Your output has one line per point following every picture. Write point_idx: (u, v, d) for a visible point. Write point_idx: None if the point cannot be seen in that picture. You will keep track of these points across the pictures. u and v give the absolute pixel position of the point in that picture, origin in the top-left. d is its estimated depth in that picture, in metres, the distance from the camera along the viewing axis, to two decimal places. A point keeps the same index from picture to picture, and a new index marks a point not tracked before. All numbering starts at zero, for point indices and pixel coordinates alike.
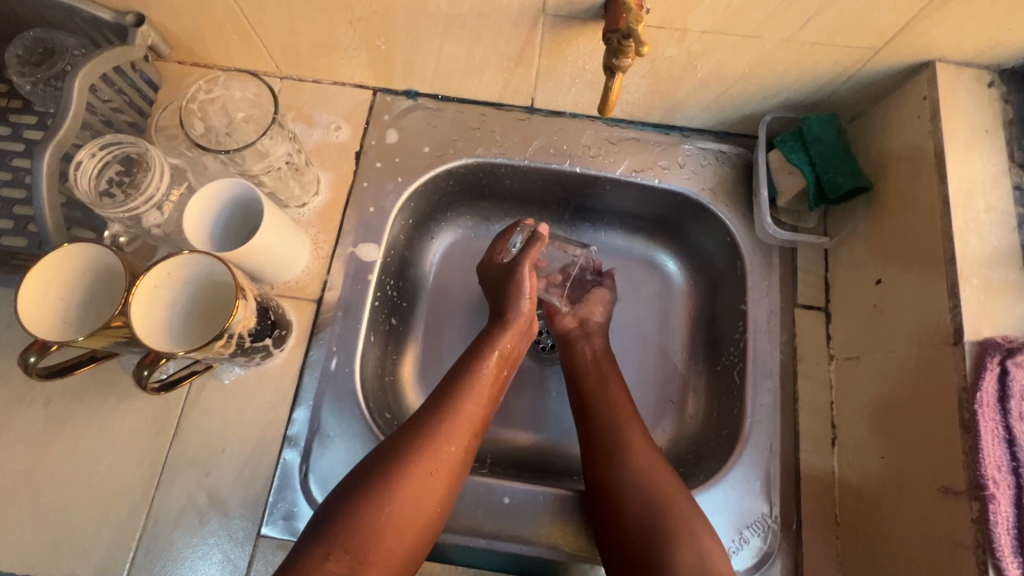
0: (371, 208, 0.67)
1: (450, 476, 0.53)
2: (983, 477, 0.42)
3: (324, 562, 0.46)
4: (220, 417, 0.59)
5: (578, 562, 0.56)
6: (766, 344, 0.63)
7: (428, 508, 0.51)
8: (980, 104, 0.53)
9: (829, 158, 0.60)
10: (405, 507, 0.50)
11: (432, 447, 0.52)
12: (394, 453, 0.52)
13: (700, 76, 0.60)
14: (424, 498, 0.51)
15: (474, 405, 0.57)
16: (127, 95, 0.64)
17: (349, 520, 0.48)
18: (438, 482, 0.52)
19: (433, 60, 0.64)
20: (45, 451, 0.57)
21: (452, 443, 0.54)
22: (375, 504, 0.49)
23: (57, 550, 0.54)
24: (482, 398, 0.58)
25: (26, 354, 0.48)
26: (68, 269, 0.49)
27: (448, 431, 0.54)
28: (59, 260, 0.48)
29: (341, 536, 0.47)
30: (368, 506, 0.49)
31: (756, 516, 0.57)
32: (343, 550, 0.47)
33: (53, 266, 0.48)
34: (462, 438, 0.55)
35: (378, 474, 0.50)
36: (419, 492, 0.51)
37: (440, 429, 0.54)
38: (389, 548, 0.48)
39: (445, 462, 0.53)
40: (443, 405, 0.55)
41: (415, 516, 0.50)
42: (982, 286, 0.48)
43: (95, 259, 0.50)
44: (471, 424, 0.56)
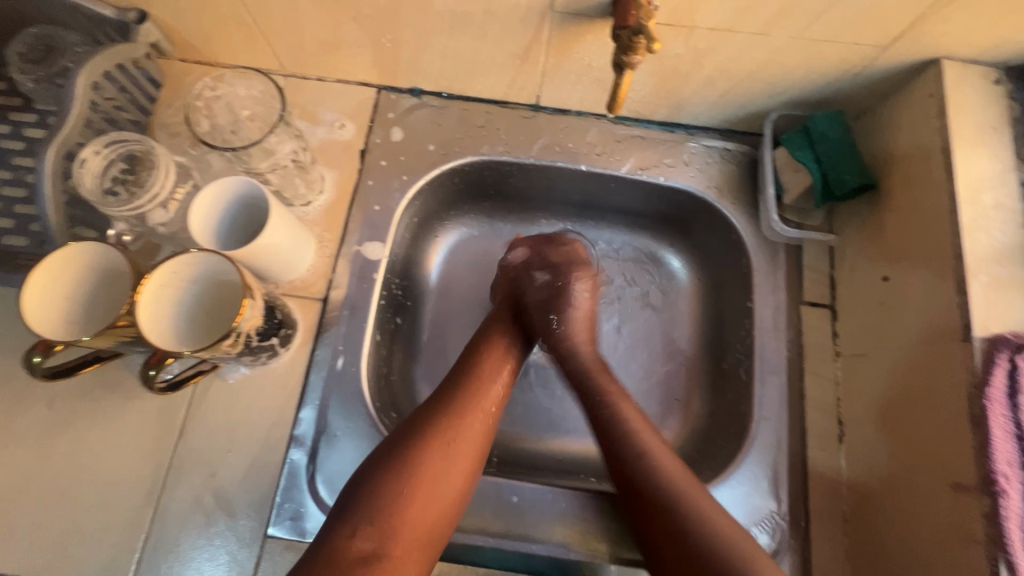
0: (376, 207, 0.66)
1: (472, 451, 0.53)
2: (994, 472, 0.42)
3: (352, 538, 0.46)
4: (225, 417, 0.58)
5: (588, 561, 0.56)
6: (772, 341, 0.63)
7: (452, 483, 0.51)
8: (987, 101, 0.53)
9: (835, 156, 0.61)
10: (428, 479, 0.50)
11: (450, 420, 0.53)
12: (416, 429, 0.52)
13: (706, 73, 0.60)
14: (447, 471, 0.51)
15: (489, 384, 0.58)
16: (129, 93, 0.63)
17: (373, 495, 0.48)
18: (461, 456, 0.52)
19: (439, 57, 0.63)
20: (50, 452, 0.57)
21: (471, 418, 0.54)
22: (399, 478, 0.49)
23: (61, 552, 0.54)
24: (497, 378, 0.59)
25: (31, 355, 0.47)
26: (75, 269, 0.49)
27: (467, 407, 0.55)
28: (66, 260, 0.48)
29: (366, 511, 0.47)
30: (392, 481, 0.49)
31: (764, 513, 0.57)
32: (370, 524, 0.46)
33: (59, 265, 0.48)
34: (480, 415, 0.55)
35: (402, 448, 0.51)
36: (442, 464, 0.51)
37: (458, 404, 0.55)
38: (415, 522, 0.48)
39: (467, 436, 0.53)
40: (459, 384, 0.57)
41: (438, 489, 0.50)
42: (990, 282, 0.48)
43: (101, 258, 0.49)
44: (487, 401, 0.57)
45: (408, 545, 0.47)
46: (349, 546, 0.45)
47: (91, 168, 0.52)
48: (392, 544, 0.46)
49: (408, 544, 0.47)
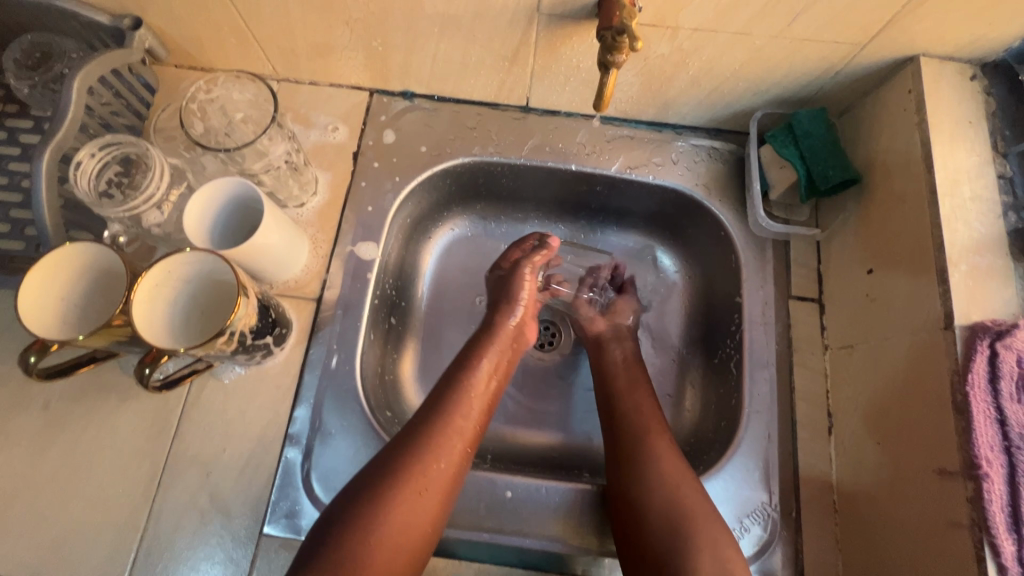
0: (369, 207, 0.67)
1: (440, 495, 0.52)
2: (977, 456, 0.43)
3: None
4: (220, 416, 0.59)
5: (582, 554, 0.56)
6: (761, 334, 0.64)
7: (418, 529, 0.50)
8: (964, 97, 0.55)
9: (818, 152, 0.62)
10: (395, 527, 0.49)
11: (416, 464, 0.52)
12: (384, 472, 0.51)
13: (691, 73, 0.61)
14: (415, 516, 0.50)
15: (464, 420, 0.56)
16: (124, 98, 0.64)
17: (338, 543, 0.47)
18: (429, 501, 0.51)
19: (430, 60, 0.64)
20: (45, 453, 0.57)
21: (443, 460, 0.53)
22: (363, 528, 0.48)
23: (57, 552, 0.54)
24: (473, 414, 0.57)
25: (26, 354, 0.48)
26: (70, 267, 0.49)
27: (439, 447, 0.53)
28: (61, 258, 0.48)
29: (329, 561, 0.46)
30: (357, 530, 0.47)
31: (755, 505, 0.57)
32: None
33: (54, 264, 0.48)
34: (452, 455, 0.54)
35: (367, 494, 0.49)
36: (409, 512, 0.50)
37: (430, 444, 0.53)
38: (381, 569, 0.47)
39: (435, 480, 0.52)
40: (432, 420, 0.55)
41: (404, 538, 0.49)
42: (970, 271, 0.49)
43: (97, 256, 0.50)
44: (462, 439, 0.55)
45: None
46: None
47: (86, 170, 0.53)
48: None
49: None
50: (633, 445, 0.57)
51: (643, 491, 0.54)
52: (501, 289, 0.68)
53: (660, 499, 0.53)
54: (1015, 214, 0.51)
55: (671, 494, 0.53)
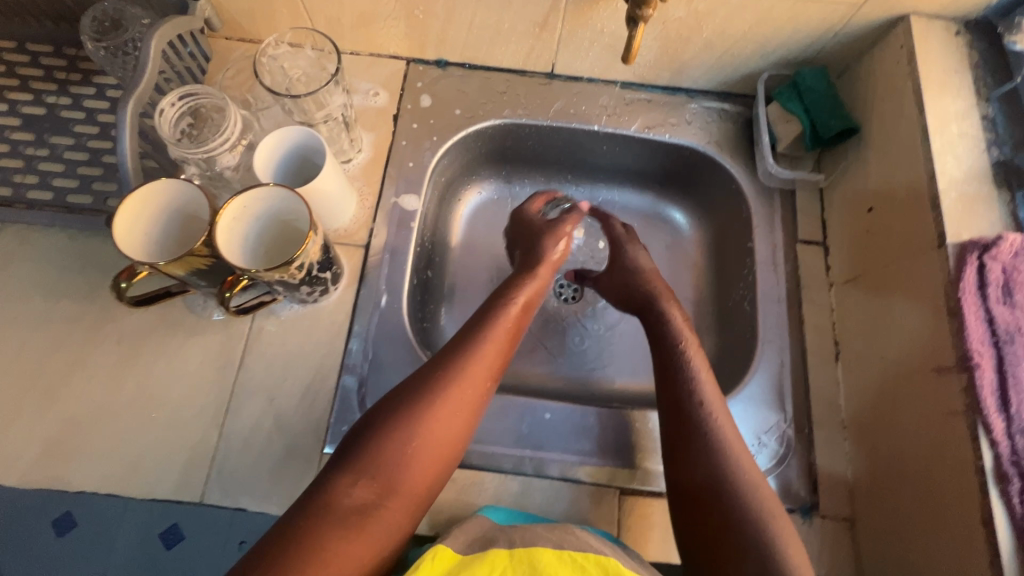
0: (410, 163, 0.73)
1: (471, 415, 0.54)
2: (969, 350, 0.49)
3: (350, 490, 0.47)
4: (280, 350, 0.64)
5: (616, 469, 0.62)
6: (772, 274, 0.70)
7: (450, 443, 0.52)
8: (950, 50, 0.61)
9: (820, 105, 0.68)
10: (429, 441, 0.51)
11: (452, 384, 0.53)
12: (419, 389, 0.52)
13: (705, 36, 0.68)
14: (447, 433, 0.52)
15: (495, 348, 0.58)
16: (185, 64, 0.69)
17: (375, 451, 0.49)
18: (463, 419, 0.53)
19: (466, 28, 0.71)
20: (120, 385, 0.62)
21: (475, 384, 0.55)
22: (401, 439, 0.50)
23: (136, 471, 0.59)
24: (502, 343, 0.59)
25: (117, 282, 0.53)
26: (161, 202, 0.54)
27: (472, 370, 0.55)
28: (152, 194, 0.54)
29: (368, 467, 0.48)
30: (393, 439, 0.50)
31: (772, 423, 0.63)
32: (369, 480, 0.48)
33: (147, 199, 0.54)
34: (483, 379, 0.56)
35: (405, 408, 0.51)
36: (443, 429, 0.52)
37: (464, 368, 0.55)
38: (414, 478, 0.50)
39: (469, 401, 0.54)
40: (466, 347, 0.56)
41: (436, 451, 0.51)
42: (959, 198, 0.55)
43: (182, 192, 0.55)
44: (491, 366, 0.57)
45: (405, 499, 0.49)
46: (347, 495, 0.47)
47: (167, 117, 0.58)
48: (389, 498, 0.48)
49: (405, 498, 0.49)
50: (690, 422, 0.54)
51: (693, 437, 0.54)
52: (536, 234, 0.71)
53: (706, 449, 0.53)
54: (997, 149, 0.58)
55: (718, 442, 0.53)
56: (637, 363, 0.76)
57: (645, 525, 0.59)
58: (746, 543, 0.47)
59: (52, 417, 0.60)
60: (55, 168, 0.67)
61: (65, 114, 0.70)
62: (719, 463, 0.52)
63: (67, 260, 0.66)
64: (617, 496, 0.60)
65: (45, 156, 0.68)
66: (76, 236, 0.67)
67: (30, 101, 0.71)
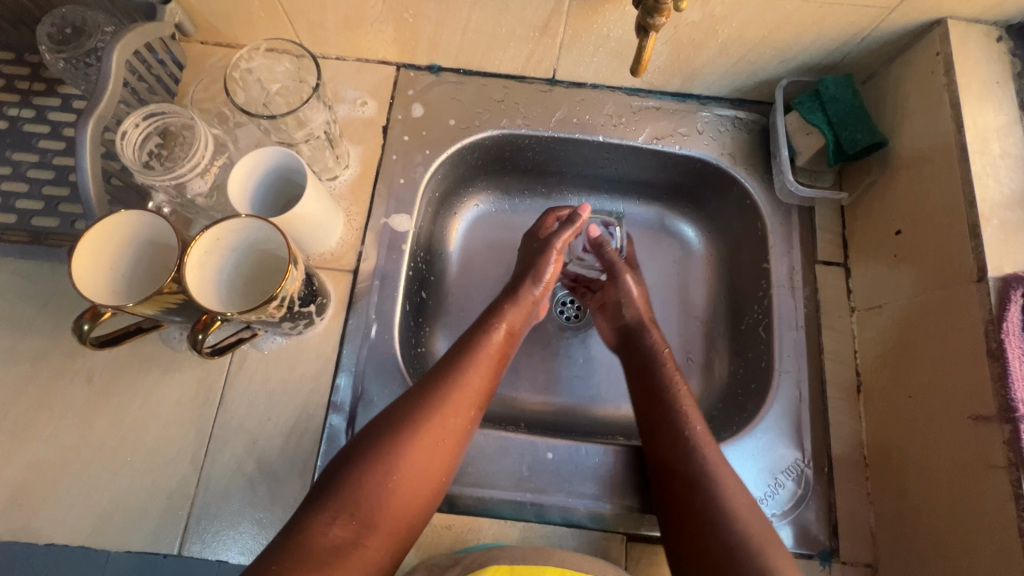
0: (401, 180, 0.68)
1: (454, 444, 0.53)
2: (1013, 400, 0.45)
3: (329, 526, 0.46)
4: (263, 386, 0.60)
5: (623, 512, 0.58)
6: (790, 298, 0.65)
7: (431, 478, 0.51)
8: (990, 57, 0.56)
9: (845, 116, 0.63)
10: (410, 474, 0.50)
11: (434, 414, 0.52)
12: (398, 421, 0.51)
13: (720, 41, 0.62)
14: (429, 468, 0.51)
15: (479, 376, 0.56)
16: (155, 73, 0.64)
17: (354, 486, 0.48)
18: (445, 450, 0.52)
19: (460, 32, 0.65)
20: (93, 426, 0.58)
21: (458, 414, 0.53)
22: (380, 474, 0.48)
23: (110, 520, 0.55)
24: (487, 371, 0.57)
25: (80, 323, 0.48)
26: (128, 240, 0.50)
27: (455, 400, 0.54)
28: (108, 230, 0.49)
29: (345, 503, 0.47)
30: (374, 474, 0.48)
31: (789, 462, 0.59)
32: (348, 517, 0.47)
33: (110, 240, 0.49)
34: (466, 408, 0.54)
35: (384, 441, 0.50)
36: (423, 462, 0.50)
37: (446, 397, 0.53)
38: (393, 514, 0.48)
39: (450, 433, 0.52)
40: (450, 375, 0.55)
41: (417, 487, 0.50)
42: (1001, 226, 0.50)
43: (144, 223, 0.50)
44: (474, 395, 0.55)
45: (385, 534, 0.48)
46: (326, 533, 0.46)
47: (131, 139, 0.54)
48: (369, 534, 0.47)
49: (385, 534, 0.48)
50: (671, 443, 0.55)
51: (688, 468, 0.53)
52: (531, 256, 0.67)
53: (695, 482, 0.52)
54: None
55: (710, 474, 0.52)
56: None
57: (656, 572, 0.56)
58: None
59: (20, 462, 0.56)
60: (17, 188, 0.62)
61: (29, 128, 0.65)
62: (709, 493, 0.51)
63: (34, 289, 0.62)
64: (624, 542, 0.56)
65: (6, 174, 0.63)
66: (43, 263, 0.63)
67: None
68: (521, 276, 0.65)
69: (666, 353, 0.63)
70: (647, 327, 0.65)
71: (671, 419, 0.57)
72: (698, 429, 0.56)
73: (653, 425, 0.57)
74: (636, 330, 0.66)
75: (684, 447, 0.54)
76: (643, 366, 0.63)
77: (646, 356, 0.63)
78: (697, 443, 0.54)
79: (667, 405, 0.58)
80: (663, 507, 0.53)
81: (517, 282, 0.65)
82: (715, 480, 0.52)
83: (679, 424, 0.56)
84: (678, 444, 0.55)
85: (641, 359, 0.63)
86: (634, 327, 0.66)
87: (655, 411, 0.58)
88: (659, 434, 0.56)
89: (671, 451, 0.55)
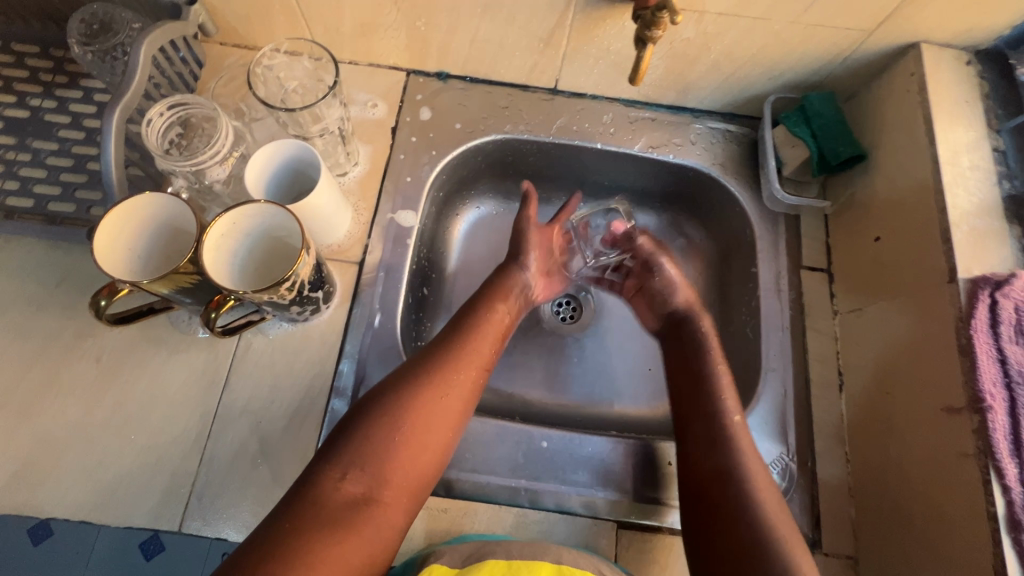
0: (408, 178, 0.71)
1: (461, 403, 0.55)
2: (981, 391, 0.48)
3: (342, 482, 0.48)
4: (268, 369, 0.61)
5: (613, 504, 0.59)
6: (776, 300, 0.68)
7: (441, 433, 0.53)
8: (960, 79, 0.61)
9: (828, 130, 0.67)
10: (417, 429, 0.52)
11: (440, 370, 0.55)
12: (407, 379, 0.54)
13: (713, 57, 0.66)
14: (435, 425, 0.53)
15: (482, 340, 0.60)
16: (176, 69, 0.67)
17: (364, 442, 0.50)
18: (452, 406, 0.54)
19: (469, 41, 0.69)
20: (98, 404, 0.59)
21: (461, 372, 0.56)
22: (388, 429, 0.51)
23: (110, 496, 0.56)
24: (490, 336, 0.61)
25: (96, 299, 0.50)
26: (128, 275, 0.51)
27: (457, 361, 0.57)
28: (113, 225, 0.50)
29: (354, 458, 0.49)
30: (384, 428, 0.51)
31: (775, 457, 0.61)
32: (359, 471, 0.49)
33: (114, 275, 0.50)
34: (471, 368, 0.57)
35: (392, 398, 0.53)
36: (431, 416, 0.53)
37: (451, 359, 0.57)
38: (404, 468, 0.51)
39: (456, 388, 0.55)
40: (454, 339, 0.59)
41: (424, 443, 0.52)
42: (970, 232, 0.54)
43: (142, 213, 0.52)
44: (480, 358, 0.59)
45: (397, 492, 0.50)
46: (339, 488, 0.48)
47: (155, 127, 0.56)
48: (382, 489, 0.49)
49: (399, 491, 0.50)
50: (705, 428, 0.56)
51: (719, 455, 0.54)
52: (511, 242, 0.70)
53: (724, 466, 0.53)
54: (1008, 182, 0.57)
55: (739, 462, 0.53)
56: (636, 387, 0.74)
57: (646, 558, 0.57)
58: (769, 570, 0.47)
59: (24, 438, 0.57)
60: (36, 174, 0.64)
61: (50, 118, 0.68)
62: (739, 477, 0.52)
63: (46, 270, 0.63)
64: (615, 530, 0.58)
65: (26, 161, 0.65)
66: (58, 246, 0.64)
67: (13, 103, 0.68)
68: (508, 261, 0.68)
69: (711, 342, 0.63)
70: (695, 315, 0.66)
71: (713, 406, 0.57)
72: (737, 421, 0.56)
73: (688, 412, 0.58)
74: (682, 319, 0.67)
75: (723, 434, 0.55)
76: (687, 355, 0.63)
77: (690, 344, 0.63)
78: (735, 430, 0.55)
79: (714, 394, 0.58)
80: (683, 490, 0.55)
81: (505, 262, 0.68)
82: (743, 466, 0.53)
83: (717, 410, 0.57)
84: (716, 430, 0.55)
85: (687, 338, 0.64)
86: (681, 315, 0.67)
87: (698, 397, 0.58)
88: (683, 425, 0.58)
89: (711, 435, 0.55)
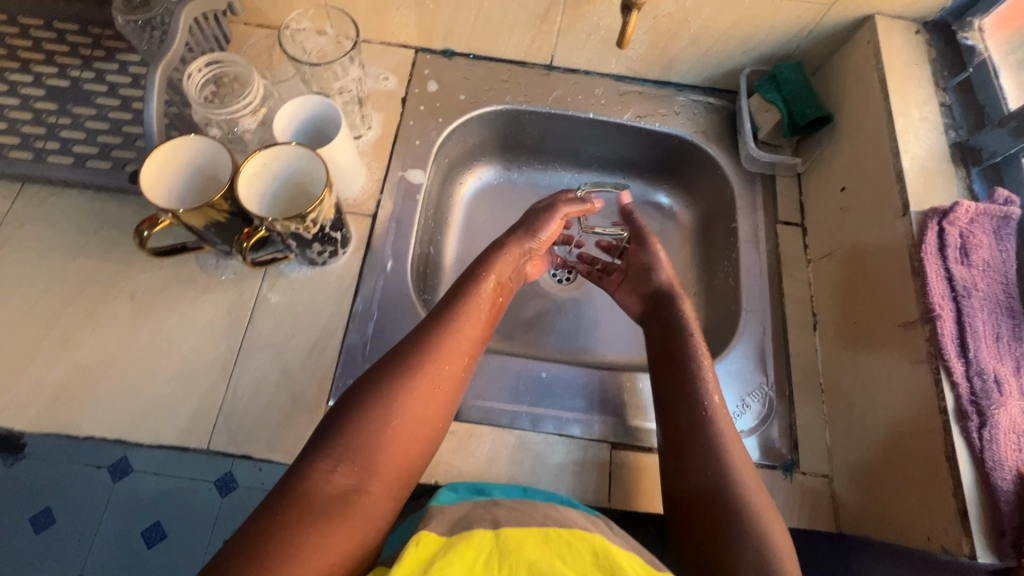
0: (417, 141, 0.77)
1: (450, 391, 0.54)
2: (931, 303, 0.54)
3: (332, 474, 0.46)
4: (288, 307, 0.67)
5: (608, 429, 0.64)
6: (755, 249, 0.74)
7: (429, 423, 0.52)
8: (911, 46, 0.68)
9: (798, 96, 0.74)
10: (406, 421, 0.50)
11: (428, 357, 0.53)
12: (395, 367, 0.52)
13: (693, 31, 0.74)
14: (423, 413, 0.51)
15: (471, 327, 0.58)
16: (206, 42, 0.74)
17: (354, 431, 0.48)
18: (439, 395, 0.53)
19: (473, 18, 0.76)
20: (131, 338, 0.64)
21: (451, 361, 0.54)
22: (377, 418, 0.49)
23: (144, 419, 0.60)
24: (479, 322, 0.59)
25: (140, 230, 0.56)
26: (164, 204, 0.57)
27: (446, 347, 0.55)
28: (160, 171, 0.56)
29: (344, 449, 0.47)
30: (374, 418, 0.49)
31: (755, 385, 0.66)
32: (350, 463, 0.47)
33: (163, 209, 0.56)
34: (460, 357, 0.55)
35: (380, 388, 0.50)
36: (421, 404, 0.51)
37: (439, 348, 0.54)
38: (392, 456, 0.49)
39: (445, 378, 0.54)
40: (442, 325, 0.57)
41: (413, 432, 0.50)
42: (921, 172, 0.61)
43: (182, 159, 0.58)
44: (469, 344, 0.57)
45: (387, 481, 0.48)
46: (328, 480, 0.45)
47: (194, 82, 0.63)
48: (372, 479, 0.47)
49: (389, 477, 0.48)
50: (686, 418, 0.57)
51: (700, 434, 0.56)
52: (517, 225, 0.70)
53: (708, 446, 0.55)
54: (954, 131, 0.64)
55: (720, 443, 0.55)
56: (627, 336, 0.80)
57: (638, 475, 0.62)
58: (736, 537, 0.49)
59: (64, 367, 0.62)
60: (76, 135, 0.70)
61: (89, 87, 0.74)
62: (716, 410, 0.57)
63: (84, 220, 0.69)
64: (609, 449, 0.63)
65: (67, 123, 0.71)
66: (95, 199, 0.70)
67: (55, 74, 0.74)
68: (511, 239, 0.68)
69: (692, 327, 0.64)
70: (676, 295, 0.68)
71: (691, 389, 0.59)
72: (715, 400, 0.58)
73: (671, 395, 0.60)
74: (665, 298, 0.68)
75: (699, 411, 0.57)
76: (669, 333, 0.65)
77: (671, 326, 0.65)
78: (714, 412, 0.57)
79: (688, 373, 0.60)
80: (664, 426, 0.59)
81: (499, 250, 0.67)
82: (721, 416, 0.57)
83: (696, 394, 0.58)
84: (694, 415, 0.57)
85: (666, 324, 0.66)
86: (665, 295, 0.68)
87: (676, 377, 0.60)
88: (669, 415, 0.59)
89: (690, 421, 0.57)
